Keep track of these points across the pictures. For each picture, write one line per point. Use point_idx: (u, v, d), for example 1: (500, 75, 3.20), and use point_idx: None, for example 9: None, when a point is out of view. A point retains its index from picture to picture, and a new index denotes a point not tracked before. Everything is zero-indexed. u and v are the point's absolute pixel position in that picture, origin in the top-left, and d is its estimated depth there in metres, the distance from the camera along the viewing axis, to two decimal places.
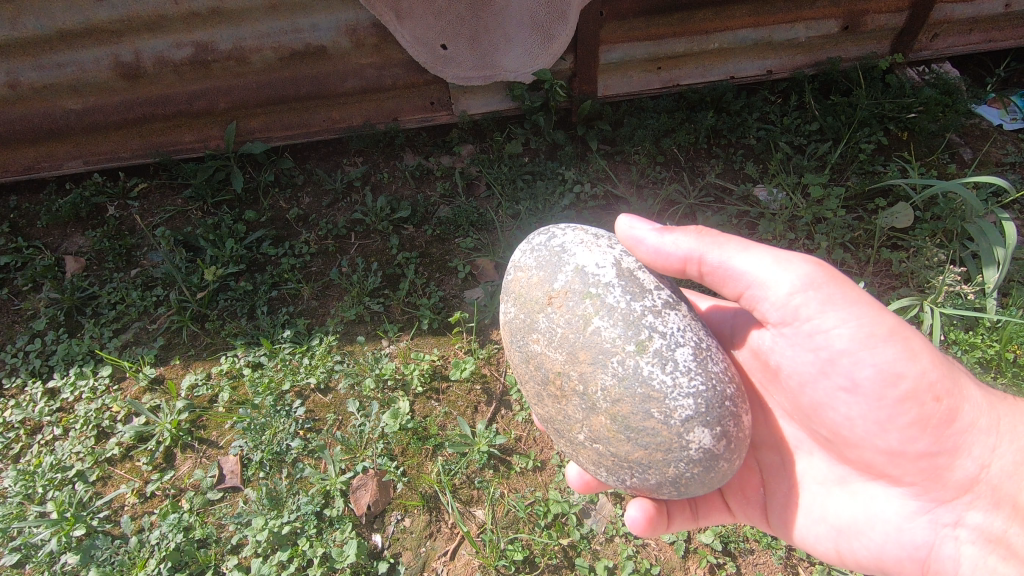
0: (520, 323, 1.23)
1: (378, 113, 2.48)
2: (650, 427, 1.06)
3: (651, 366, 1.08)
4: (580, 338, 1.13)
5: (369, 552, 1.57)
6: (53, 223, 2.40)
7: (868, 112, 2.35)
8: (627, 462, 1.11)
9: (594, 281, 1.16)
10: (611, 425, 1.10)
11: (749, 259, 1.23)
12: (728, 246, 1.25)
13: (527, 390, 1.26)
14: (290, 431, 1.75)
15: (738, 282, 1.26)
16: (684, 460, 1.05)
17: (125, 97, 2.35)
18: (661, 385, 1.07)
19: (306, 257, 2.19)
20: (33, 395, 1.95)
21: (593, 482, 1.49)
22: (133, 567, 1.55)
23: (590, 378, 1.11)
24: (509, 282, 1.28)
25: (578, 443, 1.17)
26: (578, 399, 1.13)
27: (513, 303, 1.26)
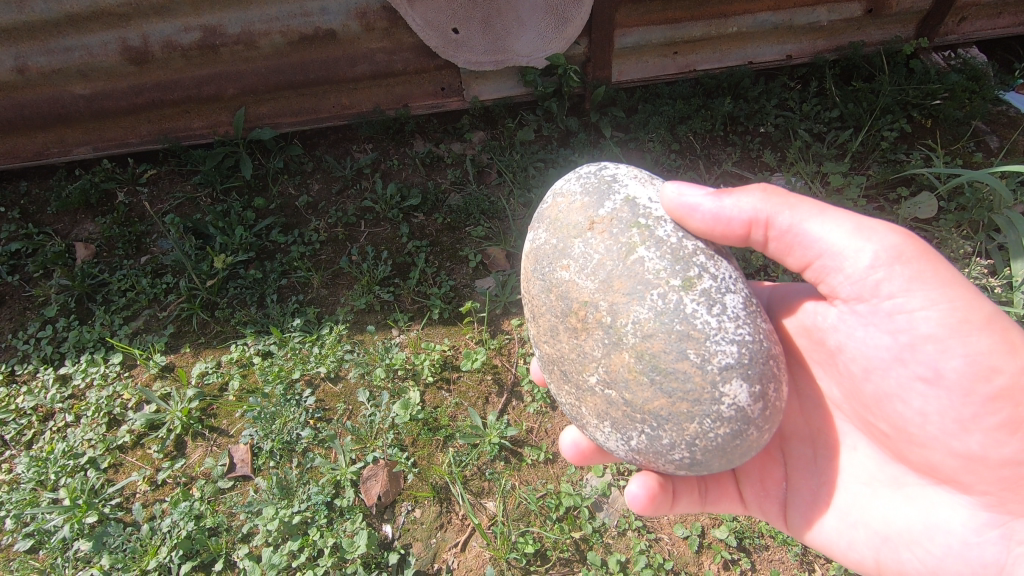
0: (552, 245, 1.16)
1: (388, 99, 2.44)
2: (682, 369, 1.01)
3: (697, 305, 1.04)
4: (619, 265, 1.07)
5: (380, 543, 1.56)
6: (63, 209, 2.39)
7: (892, 99, 2.28)
8: (642, 412, 1.04)
9: (644, 213, 1.12)
10: (635, 364, 1.03)
11: (829, 227, 1.14)
12: (800, 211, 1.16)
13: (539, 327, 1.18)
14: (301, 421, 1.75)
15: (809, 251, 1.17)
16: (710, 415, 1.01)
17: (133, 82, 2.33)
18: (704, 326, 1.02)
19: (316, 245, 2.17)
20: (45, 381, 1.95)
21: (588, 451, 1.47)
22: (145, 554, 1.55)
23: (622, 309, 1.05)
24: (546, 207, 1.23)
25: (587, 388, 1.11)
26: (602, 332, 1.06)
27: (545, 228, 1.19)
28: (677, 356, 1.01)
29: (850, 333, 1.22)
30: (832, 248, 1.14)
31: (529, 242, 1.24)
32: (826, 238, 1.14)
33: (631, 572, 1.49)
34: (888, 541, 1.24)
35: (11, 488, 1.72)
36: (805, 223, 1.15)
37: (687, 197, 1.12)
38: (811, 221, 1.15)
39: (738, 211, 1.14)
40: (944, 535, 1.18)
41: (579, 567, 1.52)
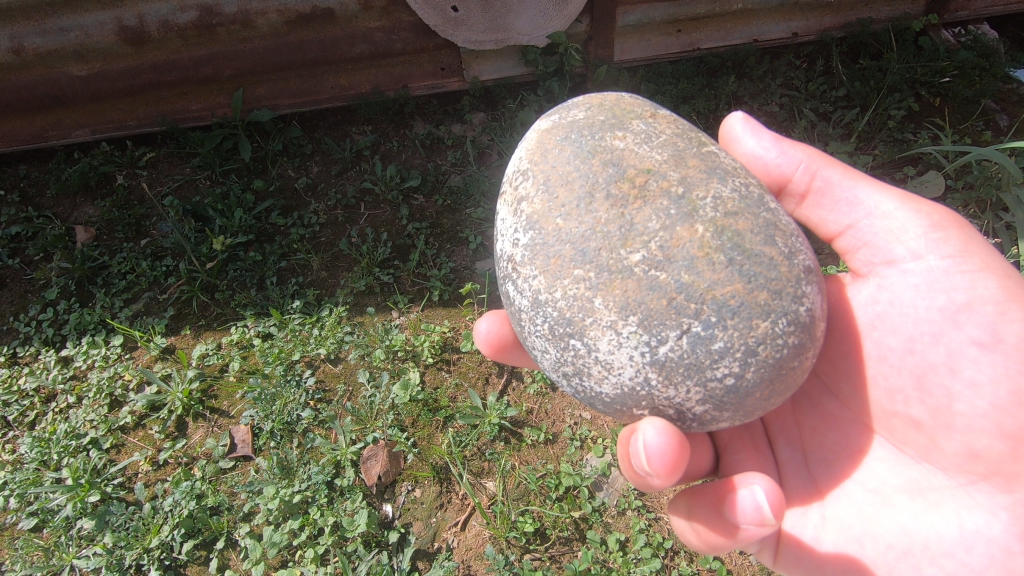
0: (599, 125, 1.09)
1: (387, 79, 2.40)
2: (767, 255, 0.97)
3: (774, 206, 1.06)
4: (694, 150, 1.06)
5: (380, 522, 1.57)
6: (62, 192, 2.38)
7: (899, 77, 2.24)
8: (705, 295, 0.94)
9: None
10: (710, 238, 0.96)
11: (874, 192, 1.23)
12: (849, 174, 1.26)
13: (564, 206, 1.03)
14: (301, 402, 1.75)
15: (849, 210, 1.26)
16: (787, 313, 0.95)
17: (130, 63, 2.30)
18: (785, 223, 1.03)
19: (316, 227, 2.16)
20: (47, 362, 1.96)
21: (498, 340, 1.46)
22: (148, 533, 1.57)
23: (702, 184, 1.00)
24: (585, 99, 1.17)
25: (624, 269, 0.96)
26: (668, 202, 0.98)
27: (590, 109, 1.13)
28: (761, 242, 0.97)
29: (885, 305, 1.20)
30: (873, 208, 1.23)
31: (552, 124, 1.14)
32: (868, 201, 1.24)
33: (631, 551, 1.50)
34: (907, 555, 1.12)
35: (15, 467, 1.74)
36: (852, 182, 1.25)
37: (753, 135, 1.29)
38: (859, 182, 1.25)
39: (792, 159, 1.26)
40: (979, 541, 1.09)
41: (579, 546, 1.52)
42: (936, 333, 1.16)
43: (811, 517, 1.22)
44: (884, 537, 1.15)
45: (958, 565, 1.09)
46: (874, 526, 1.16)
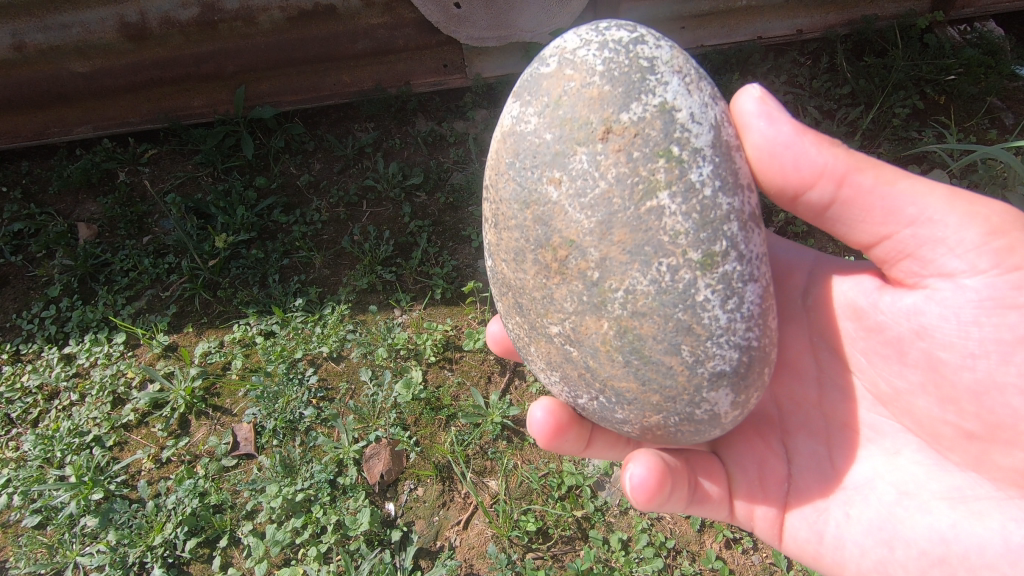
0: (585, 137, 0.93)
1: (389, 76, 2.39)
2: (667, 360, 0.95)
3: (711, 291, 0.92)
4: (627, 212, 0.92)
5: (383, 520, 1.57)
6: (64, 189, 2.38)
7: (904, 74, 2.22)
8: (599, 380, 1.01)
9: (679, 138, 0.91)
10: (611, 335, 0.96)
11: (918, 201, 1.03)
12: (889, 174, 1.04)
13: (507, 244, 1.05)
14: (303, 400, 1.75)
15: (885, 218, 1.06)
16: (681, 413, 0.98)
17: (132, 60, 2.30)
18: (710, 322, 0.93)
19: (318, 225, 2.16)
20: (50, 360, 1.96)
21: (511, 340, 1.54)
22: (151, 530, 1.57)
23: (614, 272, 0.93)
24: (545, 79, 0.98)
25: (546, 334, 1.04)
26: (582, 284, 0.96)
27: (540, 115, 0.97)
28: (661, 351, 0.94)
29: (940, 315, 1.07)
30: (917, 217, 1.04)
31: (511, 120, 1.02)
32: (912, 209, 1.04)
33: (633, 550, 1.50)
34: (942, 562, 1.11)
35: (19, 465, 1.74)
36: (892, 184, 1.04)
37: (762, 115, 1.04)
38: (901, 186, 1.04)
39: (809, 157, 1.04)
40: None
41: (581, 544, 1.52)
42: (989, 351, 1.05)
43: (835, 517, 1.22)
44: (917, 543, 1.14)
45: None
46: (905, 530, 1.15)
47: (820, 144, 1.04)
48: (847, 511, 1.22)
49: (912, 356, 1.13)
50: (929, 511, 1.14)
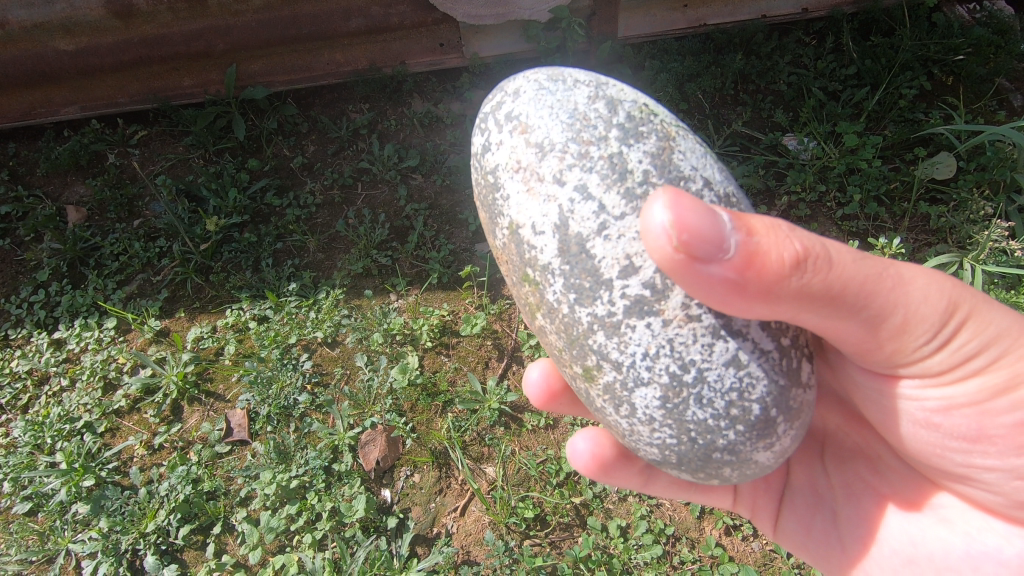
0: (483, 182, 0.98)
1: (384, 56, 2.32)
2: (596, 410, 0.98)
3: (600, 356, 0.89)
4: (521, 281, 0.95)
5: (379, 507, 1.55)
6: (52, 171, 2.32)
7: (911, 55, 2.17)
8: None
9: (535, 210, 0.89)
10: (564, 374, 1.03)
11: (871, 299, 0.88)
12: (837, 270, 0.84)
13: None
14: (298, 386, 1.72)
15: (828, 318, 0.89)
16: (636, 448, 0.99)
17: (119, 37, 2.23)
18: (609, 384, 0.90)
19: (312, 208, 2.11)
20: (39, 345, 1.93)
21: None
22: (144, 517, 1.55)
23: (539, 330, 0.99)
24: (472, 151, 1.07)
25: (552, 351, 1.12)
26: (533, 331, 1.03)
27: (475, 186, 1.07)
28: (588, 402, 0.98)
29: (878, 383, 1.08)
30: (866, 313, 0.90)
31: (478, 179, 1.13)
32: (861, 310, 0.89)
33: (632, 537, 1.48)
34: (911, 564, 1.15)
35: (8, 451, 1.72)
36: (841, 288, 0.85)
37: (668, 223, 0.78)
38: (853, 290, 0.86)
39: (731, 275, 0.80)
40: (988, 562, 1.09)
41: (579, 531, 1.51)
42: (945, 419, 1.03)
43: (823, 515, 1.27)
44: (889, 543, 1.18)
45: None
46: (878, 533, 1.20)
47: (746, 256, 0.79)
48: (836, 511, 1.25)
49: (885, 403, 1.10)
50: (903, 520, 1.18)
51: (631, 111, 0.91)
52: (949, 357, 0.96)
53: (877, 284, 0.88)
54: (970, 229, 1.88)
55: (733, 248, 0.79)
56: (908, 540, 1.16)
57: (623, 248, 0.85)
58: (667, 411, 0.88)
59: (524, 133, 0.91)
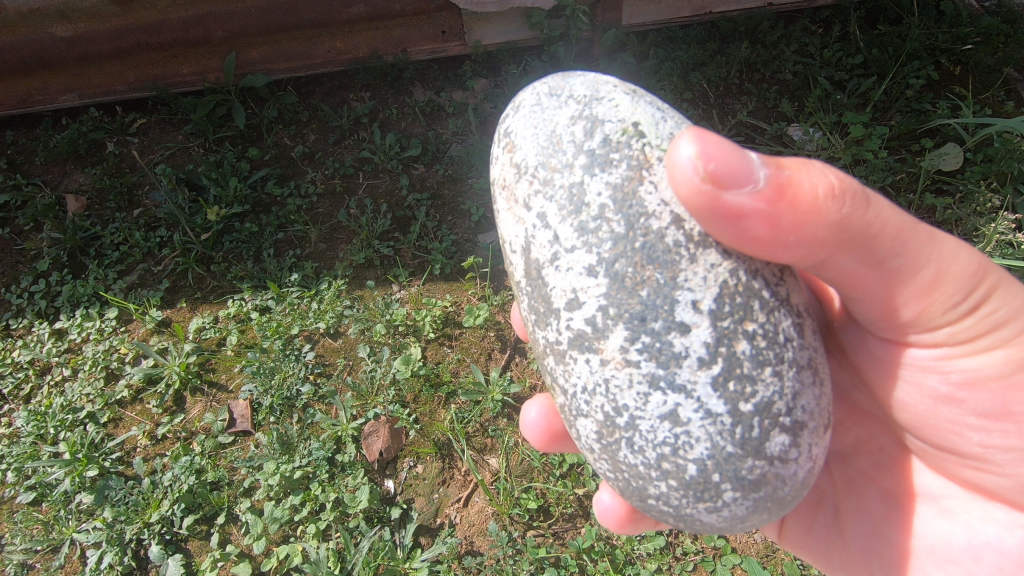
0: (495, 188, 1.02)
1: (385, 43, 2.30)
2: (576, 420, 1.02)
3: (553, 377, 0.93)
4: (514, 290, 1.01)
5: (382, 497, 1.55)
6: (51, 160, 2.30)
7: (919, 44, 2.14)
8: None
9: (509, 234, 0.93)
10: None
11: (904, 250, 0.89)
12: (875, 211, 0.85)
13: None
14: (300, 376, 1.72)
15: (854, 266, 0.91)
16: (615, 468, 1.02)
17: (116, 24, 2.20)
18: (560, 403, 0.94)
19: (313, 198, 2.10)
20: (40, 335, 1.92)
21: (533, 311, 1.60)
22: (148, 507, 1.56)
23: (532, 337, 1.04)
24: None
25: None
26: None
27: None
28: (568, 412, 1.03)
29: (882, 360, 1.09)
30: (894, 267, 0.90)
31: None
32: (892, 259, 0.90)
33: (635, 528, 1.49)
34: (912, 557, 1.14)
35: (11, 441, 1.72)
36: (872, 234, 0.86)
37: (705, 152, 0.80)
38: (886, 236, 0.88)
39: (768, 209, 0.82)
40: (989, 552, 1.08)
41: (582, 522, 1.51)
42: (954, 394, 1.02)
43: (825, 510, 1.26)
44: (891, 536, 1.17)
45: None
46: (880, 526, 1.18)
47: (780, 189, 0.83)
48: (837, 506, 1.24)
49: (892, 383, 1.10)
50: (905, 512, 1.17)
51: (608, 133, 0.85)
52: (966, 323, 0.95)
53: (901, 241, 0.88)
54: (977, 221, 1.86)
55: (766, 179, 0.83)
56: (910, 532, 1.15)
57: (569, 280, 0.84)
58: (602, 445, 0.89)
59: (511, 151, 0.92)
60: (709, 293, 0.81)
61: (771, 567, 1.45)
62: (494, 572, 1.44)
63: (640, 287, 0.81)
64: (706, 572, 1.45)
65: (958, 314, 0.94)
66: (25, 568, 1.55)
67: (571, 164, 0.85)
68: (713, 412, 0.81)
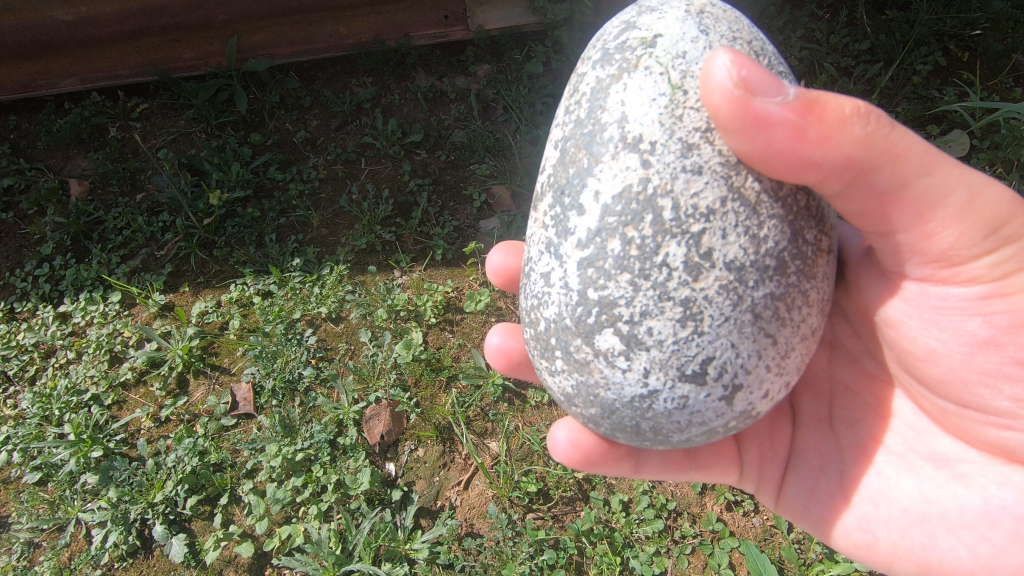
0: None
1: (387, 28, 2.29)
2: None
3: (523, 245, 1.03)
4: None
5: (383, 480, 1.57)
6: (54, 144, 2.30)
7: (927, 29, 2.11)
8: None
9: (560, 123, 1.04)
10: None
11: (930, 170, 0.86)
12: (898, 134, 0.83)
13: None
14: (302, 360, 1.73)
15: (881, 194, 0.88)
16: None
17: (118, 7, 2.20)
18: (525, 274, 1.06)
19: (315, 183, 2.09)
20: (45, 319, 1.93)
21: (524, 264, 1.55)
22: (152, 488, 1.58)
23: None
24: None
25: None
26: None
27: None
28: None
29: (912, 310, 1.01)
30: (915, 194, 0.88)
31: None
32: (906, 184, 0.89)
33: (633, 512, 1.50)
34: (922, 522, 1.06)
35: (18, 422, 1.74)
36: (897, 163, 0.85)
37: (733, 76, 0.79)
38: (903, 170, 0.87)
39: (791, 124, 0.80)
40: (1007, 517, 0.99)
41: (581, 505, 1.52)
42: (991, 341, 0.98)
43: (828, 476, 1.17)
44: (900, 500, 1.08)
45: (978, 541, 1.01)
46: (891, 490, 1.10)
47: (808, 105, 0.80)
48: (842, 471, 1.15)
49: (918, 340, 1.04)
50: (917, 478, 1.08)
51: (628, 39, 0.88)
52: (989, 261, 0.93)
53: (928, 166, 0.86)
54: None
55: (793, 95, 0.80)
56: (921, 496, 1.07)
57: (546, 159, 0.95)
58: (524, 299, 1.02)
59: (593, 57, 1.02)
60: (678, 229, 0.81)
61: (768, 550, 1.46)
62: (493, 553, 1.45)
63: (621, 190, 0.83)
64: (703, 555, 1.46)
65: (981, 251, 0.92)
66: (32, 546, 1.57)
67: (636, 65, 0.86)
68: (627, 320, 0.83)
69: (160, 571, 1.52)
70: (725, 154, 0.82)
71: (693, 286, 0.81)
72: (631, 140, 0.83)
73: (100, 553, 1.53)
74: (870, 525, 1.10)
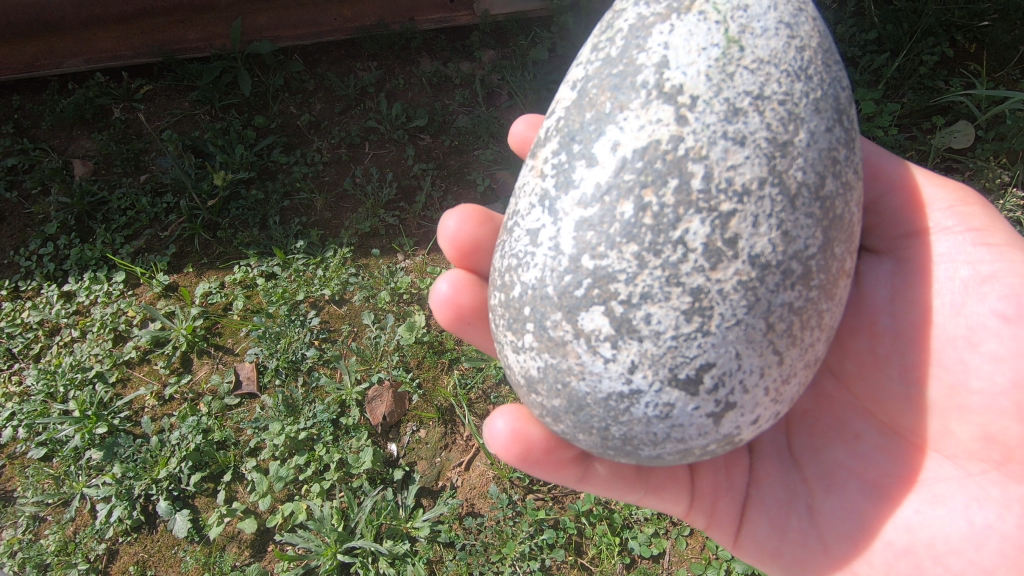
0: None
1: (392, 12, 2.28)
2: None
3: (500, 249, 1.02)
4: None
5: (385, 460, 1.58)
6: (58, 125, 2.30)
7: (934, 20, 2.09)
8: None
9: None
10: None
11: None
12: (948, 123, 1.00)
13: None
14: (305, 341, 1.74)
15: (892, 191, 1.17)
16: None
17: None
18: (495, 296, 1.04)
19: (319, 166, 2.09)
20: (49, 297, 1.94)
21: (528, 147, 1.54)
22: (156, 465, 1.59)
23: None
24: None
25: None
26: None
27: None
28: None
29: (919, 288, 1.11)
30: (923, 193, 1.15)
31: None
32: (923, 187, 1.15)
33: None
34: (909, 552, 1.06)
35: (23, 398, 1.76)
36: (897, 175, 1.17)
37: None
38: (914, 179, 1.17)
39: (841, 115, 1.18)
40: (991, 537, 1.01)
41: (581, 488, 1.53)
42: (979, 331, 1.05)
43: (797, 513, 1.18)
44: (885, 534, 1.09)
45: (966, 565, 1.02)
46: (872, 522, 1.11)
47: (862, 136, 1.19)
48: (811, 506, 1.17)
49: (908, 327, 1.11)
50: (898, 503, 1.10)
51: None
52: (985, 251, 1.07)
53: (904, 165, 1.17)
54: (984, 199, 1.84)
55: None
56: (904, 525, 1.08)
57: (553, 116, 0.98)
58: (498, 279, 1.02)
59: None
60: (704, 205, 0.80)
61: None
62: (494, 533, 1.46)
63: (650, 141, 0.82)
64: (702, 537, 1.47)
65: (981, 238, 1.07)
66: (37, 520, 1.59)
67: (688, 8, 0.85)
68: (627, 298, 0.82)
69: (164, 546, 1.54)
70: (770, 130, 0.81)
71: (709, 274, 0.80)
72: (668, 95, 0.82)
73: (104, 528, 1.54)
74: (854, 564, 1.11)
